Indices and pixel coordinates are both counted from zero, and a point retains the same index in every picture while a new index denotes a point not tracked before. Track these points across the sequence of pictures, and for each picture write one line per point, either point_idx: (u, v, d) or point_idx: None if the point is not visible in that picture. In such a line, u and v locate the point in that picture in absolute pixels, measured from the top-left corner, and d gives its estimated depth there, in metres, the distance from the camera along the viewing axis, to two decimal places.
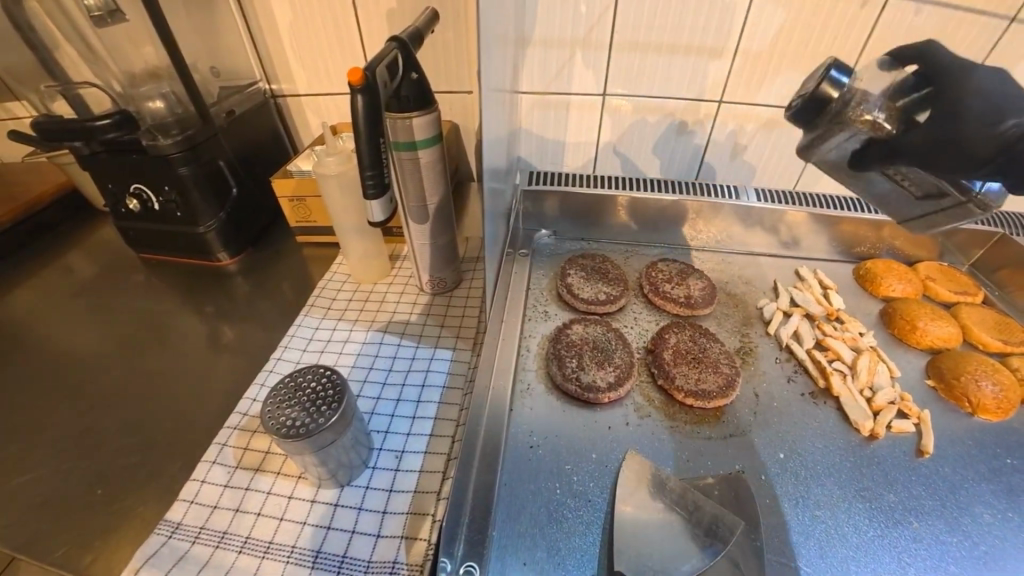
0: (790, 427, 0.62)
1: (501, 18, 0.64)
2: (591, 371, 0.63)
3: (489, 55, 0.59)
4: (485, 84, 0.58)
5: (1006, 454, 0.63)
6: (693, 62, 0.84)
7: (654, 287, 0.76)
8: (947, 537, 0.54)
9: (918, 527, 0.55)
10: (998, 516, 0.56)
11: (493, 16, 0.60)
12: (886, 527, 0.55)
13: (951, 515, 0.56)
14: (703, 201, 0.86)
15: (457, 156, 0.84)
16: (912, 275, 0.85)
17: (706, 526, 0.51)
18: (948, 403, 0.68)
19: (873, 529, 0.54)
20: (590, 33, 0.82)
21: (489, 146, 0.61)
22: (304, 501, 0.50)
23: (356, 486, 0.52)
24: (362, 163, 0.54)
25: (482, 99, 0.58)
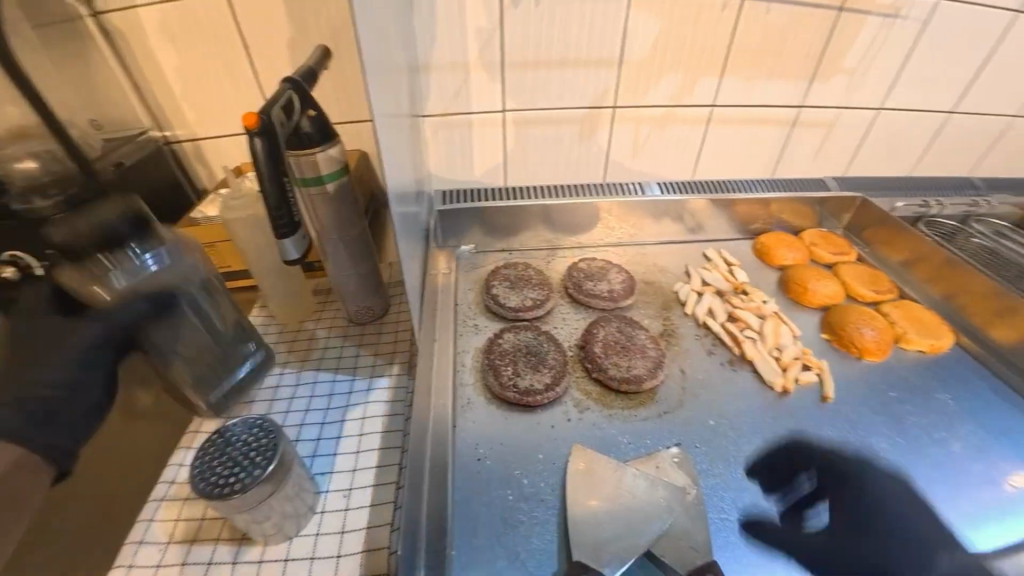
0: (713, 397, 0.68)
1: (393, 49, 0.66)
2: (526, 375, 0.66)
3: (384, 82, 0.62)
4: (382, 110, 0.58)
5: (890, 388, 0.73)
6: (584, 72, 0.91)
7: (577, 286, 0.80)
8: (855, 469, 0.62)
9: (831, 464, 0.62)
10: (891, 442, 0.65)
11: (383, 47, 0.62)
12: (805, 468, 0.61)
13: (855, 447, 0.64)
14: (612, 200, 0.92)
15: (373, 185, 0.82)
16: (798, 244, 0.96)
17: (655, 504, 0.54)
18: (841, 351, 0.78)
19: (795, 471, 0.61)
20: (485, 53, 0.86)
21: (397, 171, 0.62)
22: (251, 562, 0.48)
23: (305, 536, 0.50)
24: (268, 204, 0.52)
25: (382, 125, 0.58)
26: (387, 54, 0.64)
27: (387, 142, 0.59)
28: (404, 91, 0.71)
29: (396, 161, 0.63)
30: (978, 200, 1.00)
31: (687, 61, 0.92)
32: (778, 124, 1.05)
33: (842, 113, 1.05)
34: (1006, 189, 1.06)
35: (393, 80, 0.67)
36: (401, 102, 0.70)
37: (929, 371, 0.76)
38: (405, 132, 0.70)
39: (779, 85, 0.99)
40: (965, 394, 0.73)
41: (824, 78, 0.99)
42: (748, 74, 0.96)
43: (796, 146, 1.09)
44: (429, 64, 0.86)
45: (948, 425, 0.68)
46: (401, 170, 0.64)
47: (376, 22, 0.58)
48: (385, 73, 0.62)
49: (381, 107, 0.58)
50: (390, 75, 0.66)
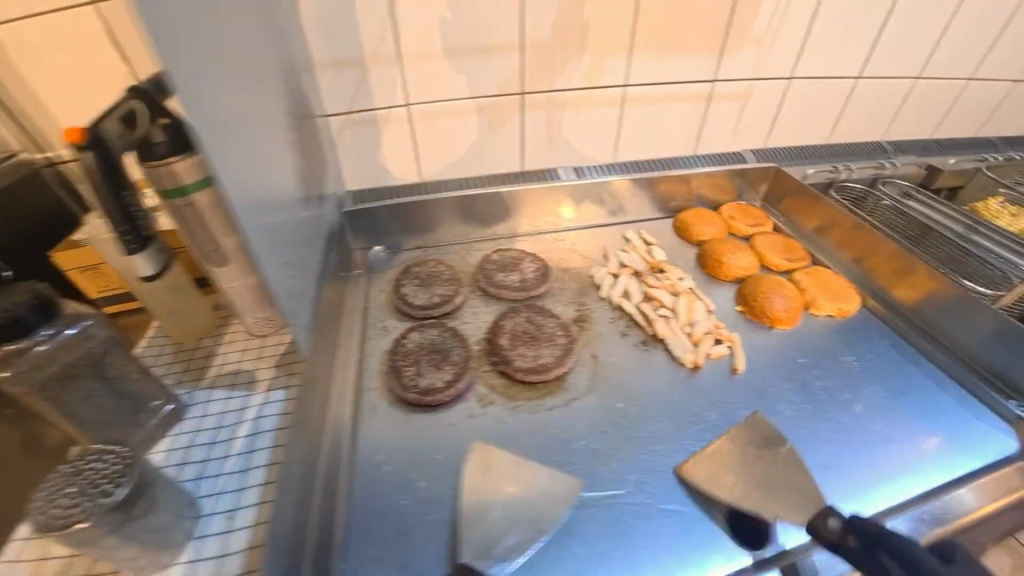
0: (623, 379, 0.66)
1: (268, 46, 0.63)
2: (428, 374, 0.65)
3: (254, 89, 0.54)
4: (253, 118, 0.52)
5: (799, 355, 0.74)
6: (486, 61, 0.89)
7: (489, 279, 0.79)
8: None
9: None
10: (796, 410, 0.66)
11: (258, 45, 0.58)
12: (713, 442, 0.60)
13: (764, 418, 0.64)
14: (526, 188, 0.90)
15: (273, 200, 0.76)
16: (716, 219, 0.96)
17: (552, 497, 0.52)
18: (753, 322, 0.78)
19: (703, 448, 0.59)
20: (379, 47, 0.84)
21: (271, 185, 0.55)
22: None
23: (181, 563, 0.47)
24: (110, 220, 0.50)
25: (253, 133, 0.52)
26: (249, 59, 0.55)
27: (241, 167, 0.49)
28: (281, 97, 0.64)
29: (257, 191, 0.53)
30: (879, 161, 1.04)
31: (589, 42, 0.91)
32: (692, 100, 1.05)
33: (754, 84, 1.05)
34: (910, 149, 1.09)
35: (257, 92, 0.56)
36: (273, 115, 0.61)
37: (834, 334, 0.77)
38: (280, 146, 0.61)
39: (689, 60, 0.98)
40: (868, 354, 0.74)
41: (732, 51, 0.99)
42: (655, 52, 0.95)
43: (714, 121, 1.10)
44: (322, 61, 0.83)
45: (851, 387, 0.70)
46: (266, 196, 0.54)
47: (211, 27, 0.46)
48: (238, 88, 0.51)
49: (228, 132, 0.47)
50: (250, 84, 0.55)
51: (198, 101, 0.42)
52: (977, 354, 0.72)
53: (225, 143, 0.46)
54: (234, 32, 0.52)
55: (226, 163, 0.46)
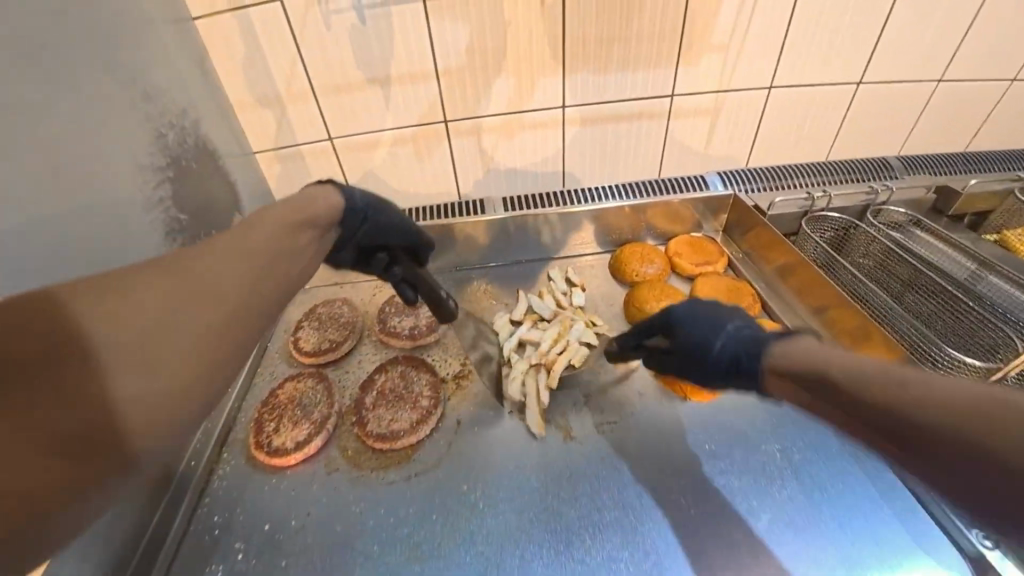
0: (481, 457, 0.59)
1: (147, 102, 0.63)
2: (284, 432, 0.63)
3: (98, 165, 0.54)
4: (87, 202, 0.52)
5: (707, 439, 0.60)
6: (403, 90, 0.85)
7: (382, 324, 0.76)
8: (619, 553, 0.50)
9: (591, 544, 0.51)
10: (682, 513, 0.54)
11: (117, 111, 0.57)
12: (556, 553, 0.50)
13: (634, 517, 0.53)
14: (443, 224, 0.85)
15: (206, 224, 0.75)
16: (660, 253, 0.85)
17: None
18: (664, 390, 0.66)
19: (540, 557, 0.50)
20: (292, 85, 0.81)
21: (119, 257, 0.56)
22: None
23: None
24: None
25: (85, 215, 0.52)
26: (92, 134, 0.53)
27: (66, 256, 0.50)
28: (146, 155, 0.61)
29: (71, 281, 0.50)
30: (872, 186, 0.89)
31: (514, 64, 0.84)
32: (649, 117, 0.93)
33: (724, 96, 0.91)
34: (917, 175, 0.93)
35: (83, 172, 0.52)
36: (124, 183, 0.57)
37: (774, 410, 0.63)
38: (135, 216, 0.58)
39: (638, 76, 0.87)
40: (804, 441, 0.60)
41: (692, 60, 0.86)
42: (594, 67, 0.86)
43: (678, 140, 0.97)
44: (241, 101, 0.82)
45: (767, 484, 0.56)
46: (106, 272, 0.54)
47: (18, 124, 0.45)
48: (40, 181, 0.47)
49: (12, 236, 0.44)
50: (69, 166, 0.50)
51: None
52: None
53: (43, 234, 0.47)
54: (73, 112, 0.52)
55: (33, 262, 0.46)
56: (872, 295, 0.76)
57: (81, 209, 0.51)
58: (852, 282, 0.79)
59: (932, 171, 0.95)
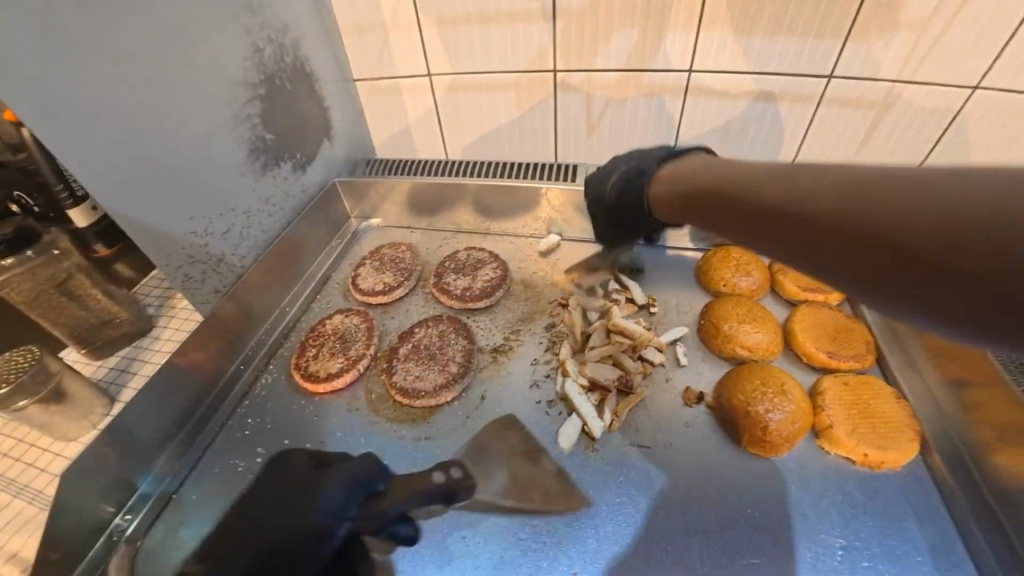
0: (493, 442, 0.55)
1: (248, 19, 0.66)
2: (320, 361, 0.66)
3: (191, 71, 0.59)
4: (179, 106, 0.58)
5: (752, 503, 0.50)
6: (508, 30, 0.75)
7: (438, 279, 0.74)
8: None
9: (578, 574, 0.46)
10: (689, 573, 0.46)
11: (217, 23, 0.61)
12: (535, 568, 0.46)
13: (637, 558, 0.47)
14: (523, 184, 0.78)
15: (302, 159, 0.79)
16: (761, 265, 0.71)
17: None
18: (719, 429, 0.56)
19: (520, 566, 0.47)
20: (400, 14, 0.77)
21: (208, 164, 0.62)
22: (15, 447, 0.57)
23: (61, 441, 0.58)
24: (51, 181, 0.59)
25: (175, 118, 0.58)
26: (189, 42, 0.58)
27: (154, 152, 0.56)
28: (240, 71, 0.65)
29: (155, 186, 0.56)
30: None
31: (643, 11, 0.69)
32: (796, 100, 0.74)
33: (902, 87, 0.69)
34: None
35: (172, 89, 0.57)
36: (209, 100, 0.61)
37: (851, 493, 0.51)
38: (223, 129, 0.64)
39: (793, 43, 0.68)
40: (883, 548, 0.47)
41: (874, 29, 0.65)
42: (738, 27, 0.68)
43: (827, 134, 0.77)
44: (348, 26, 0.80)
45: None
46: (195, 173, 0.61)
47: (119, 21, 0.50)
48: (127, 92, 0.52)
49: (91, 136, 0.49)
50: (164, 77, 0.56)
51: (73, 106, 0.47)
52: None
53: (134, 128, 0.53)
54: (172, 18, 0.56)
55: (126, 149, 0.52)
56: None
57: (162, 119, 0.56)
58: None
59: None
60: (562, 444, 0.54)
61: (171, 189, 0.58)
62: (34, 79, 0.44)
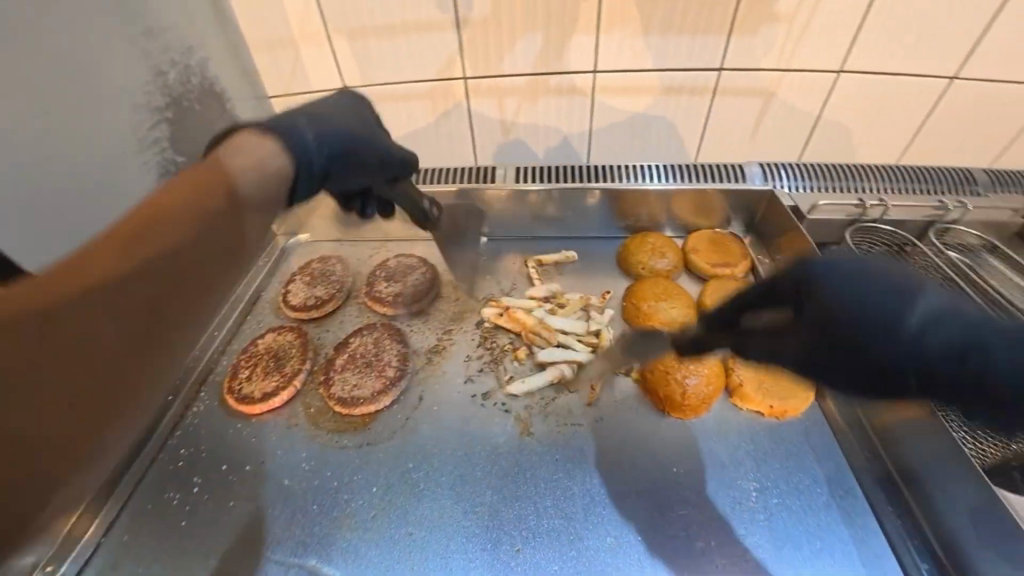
0: (434, 439, 0.57)
1: (147, 41, 0.64)
2: (254, 381, 0.65)
3: (88, 98, 0.57)
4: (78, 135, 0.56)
5: (677, 462, 0.55)
6: (419, 41, 0.78)
7: (370, 288, 0.75)
8: (551, 565, 0.47)
9: (521, 550, 0.48)
10: (623, 534, 0.49)
11: (112, 48, 0.60)
12: (480, 552, 0.48)
13: (574, 526, 0.50)
14: (447, 188, 0.80)
15: None
16: (674, 247, 0.77)
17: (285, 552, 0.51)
18: (645, 399, 0.60)
19: (466, 552, 0.48)
20: (310, 28, 0.77)
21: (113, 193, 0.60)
22: None
23: None
24: None
25: (75, 147, 0.55)
26: (83, 69, 0.56)
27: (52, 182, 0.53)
28: (142, 94, 0.63)
29: (56, 218, 0.54)
30: (942, 200, 0.75)
31: (545, 18, 0.73)
32: (692, 93, 0.80)
33: (782, 76, 0.77)
34: (1006, 195, 0.78)
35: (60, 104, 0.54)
36: (110, 124, 0.59)
37: (761, 441, 0.57)
38: (128, 155, 0.62)
39: (683, 41, 0.75)
40: (788, 486, 0.53)
41: (748, 27, 0.73)
42: (631, 30, 0.74)
43: (721, 123, 0.84)
44: (257, 42, 0.79)
45: (735, 528, 0.50)
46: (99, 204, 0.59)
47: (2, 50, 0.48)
48: (13, 119, 0.49)
49: None
50: (60, 106, 0.54)
51: None
52: (950, 536, 0.48)
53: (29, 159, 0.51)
54: (61, 44, 0.54)
55: (20, 183, 0.50)
56: None
57: (52, 137, 0.53)
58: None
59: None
60: (500, 432, 0.57)
61: (75, 201, 0.56)
62: None
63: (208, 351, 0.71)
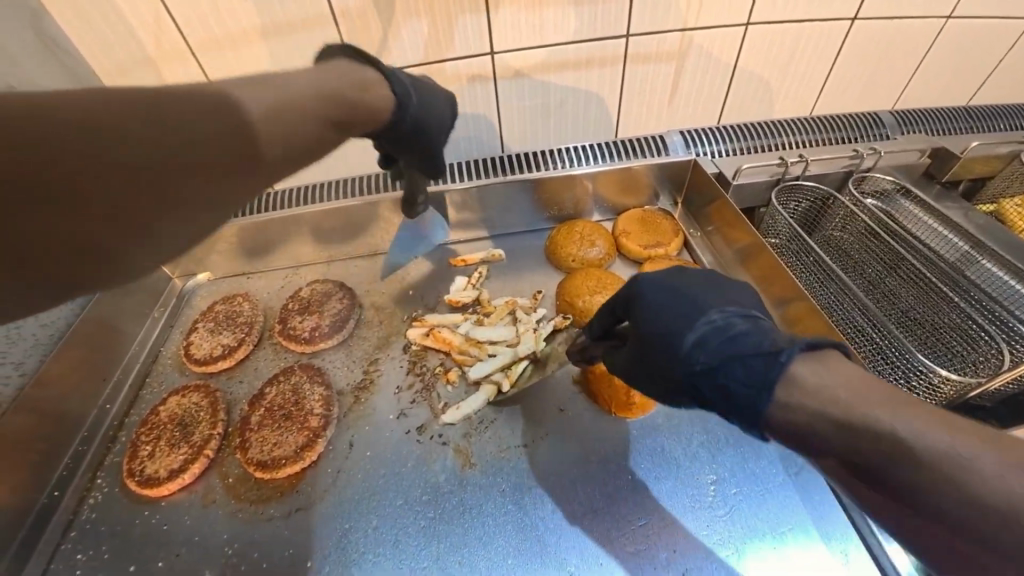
0: (371, 490, 0.51)
1: None
2: (159, 458, 0.57)
3: None
4: None
5: (631, 468, 0.52)
6: (293, 41, 0.68)
7: (282, 325, 0.67)
8: None
9: None
10: (583, 560, 0.46)
11: None
12: None
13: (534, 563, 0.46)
14: (354, 201, 0.72)
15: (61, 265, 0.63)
16: (604, 231, 0.73)
17: None
18: (592, 402, 0.57)
19: None
20: (161, 42, 0.66)
21: None
22: None
23: None
24: None
25: None
26: None
27: None
28: None
29: None
30: (857, 149, 0.75)
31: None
32: (602, 64, 0.76)
33: (691, 35, 0.74)
34: (912, 134, 0.80)
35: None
36: None
37: (714, 429, 0.55)
38: None
39: (584, 10, 0.69)
40: (745, 473, 0.51)
41: None
42: (527, 4, 0.68)
43: (636, 92, 0.80)
44: (100, 63, 0.68)
45: (697, 527, 0.48)
46: None
47: None
48: None
49: None
50: None
51: None
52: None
53: None
54: None
55: None
56: (833, 290, 0.64)
57: None
58: (819, 274, 0.66)
59: (927, 129, 0.82)
60: (442, 468, 0.52)
61: None
62: None
63: (102, 429, 0.62)
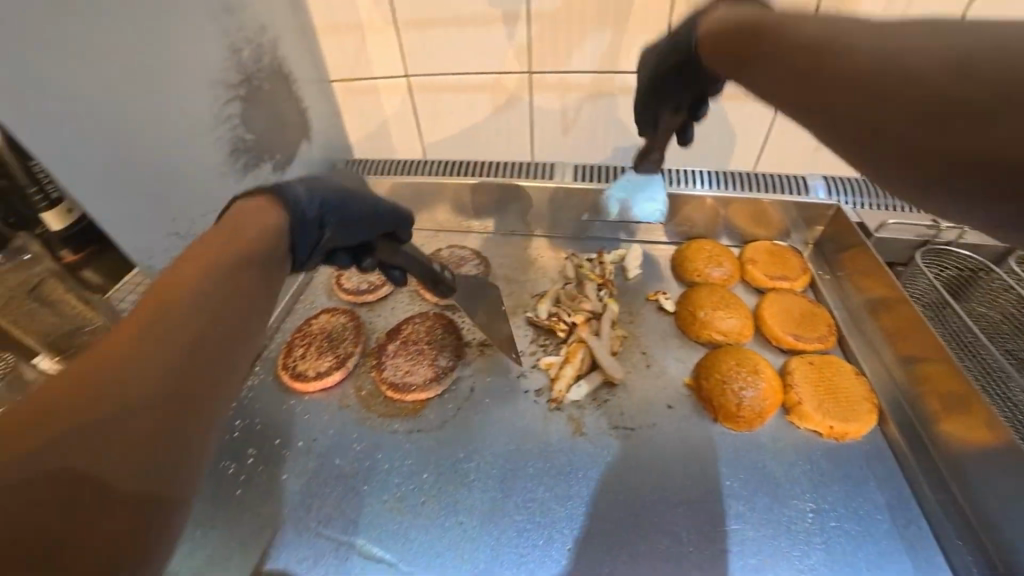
0: (485, 431, 0.57)
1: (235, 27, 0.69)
2: (310, 359, 0.66)
3: (177, 89, 0.61)
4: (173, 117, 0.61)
5: (730, 476, 0.54)
6: (486, 33, 0.77)
7: (423, 275, 0.75)
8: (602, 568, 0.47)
9: (571, 547, 0.49)
10: (672, 543, 0.49)
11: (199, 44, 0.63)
12: (532, 545, 0.49)
13: (627, 531, 0.50)
14: (504, 181, 0.79)
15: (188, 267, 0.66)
16: (730, 256, 0.76)
17: (342, 531, 0.51)
18: (698, 406, 0.59)
19: (514, 543, 0.49)
20: (378, 15, 0.78)
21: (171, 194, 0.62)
22: None
23: None
24: (21, 180, 0.60)
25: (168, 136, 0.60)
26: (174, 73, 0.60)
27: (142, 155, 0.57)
28: (220, 71, 0.66)
29: (153, 199, 0.59)
30: None
31: (617, 14, 0.72)
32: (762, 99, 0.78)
33: None
34: None
35: (128, 127, 0.55)
36: (189, 102, 0.62)
37: (819, 462, 0.55)
38: (206, 132, 0.65)
39: None
40: (847, 510, 0.51)
41: None
42: None
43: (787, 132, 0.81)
44: (324, 24, 0.81)
45: (792, 548, 0.49)
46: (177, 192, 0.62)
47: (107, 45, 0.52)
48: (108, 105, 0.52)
49: (80, 133, 0.50)
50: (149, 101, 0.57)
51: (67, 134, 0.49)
52: None
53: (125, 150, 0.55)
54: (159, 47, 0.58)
55: (116, 168, 0.54)
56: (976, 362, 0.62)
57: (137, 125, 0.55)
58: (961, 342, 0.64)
59: None
60: (550, 428, 0.57)
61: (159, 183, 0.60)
62: (51, 106, 0.47)
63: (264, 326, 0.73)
